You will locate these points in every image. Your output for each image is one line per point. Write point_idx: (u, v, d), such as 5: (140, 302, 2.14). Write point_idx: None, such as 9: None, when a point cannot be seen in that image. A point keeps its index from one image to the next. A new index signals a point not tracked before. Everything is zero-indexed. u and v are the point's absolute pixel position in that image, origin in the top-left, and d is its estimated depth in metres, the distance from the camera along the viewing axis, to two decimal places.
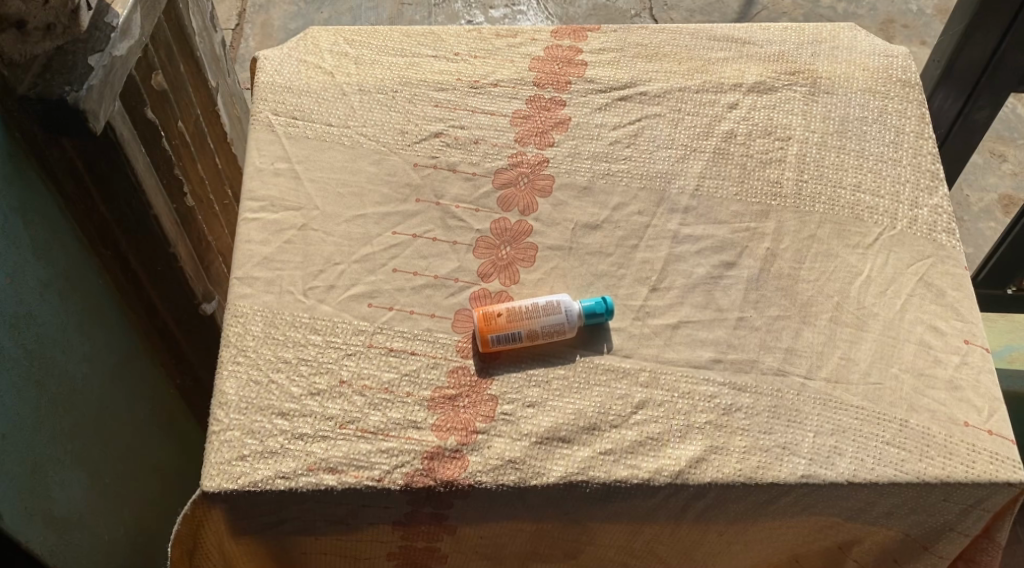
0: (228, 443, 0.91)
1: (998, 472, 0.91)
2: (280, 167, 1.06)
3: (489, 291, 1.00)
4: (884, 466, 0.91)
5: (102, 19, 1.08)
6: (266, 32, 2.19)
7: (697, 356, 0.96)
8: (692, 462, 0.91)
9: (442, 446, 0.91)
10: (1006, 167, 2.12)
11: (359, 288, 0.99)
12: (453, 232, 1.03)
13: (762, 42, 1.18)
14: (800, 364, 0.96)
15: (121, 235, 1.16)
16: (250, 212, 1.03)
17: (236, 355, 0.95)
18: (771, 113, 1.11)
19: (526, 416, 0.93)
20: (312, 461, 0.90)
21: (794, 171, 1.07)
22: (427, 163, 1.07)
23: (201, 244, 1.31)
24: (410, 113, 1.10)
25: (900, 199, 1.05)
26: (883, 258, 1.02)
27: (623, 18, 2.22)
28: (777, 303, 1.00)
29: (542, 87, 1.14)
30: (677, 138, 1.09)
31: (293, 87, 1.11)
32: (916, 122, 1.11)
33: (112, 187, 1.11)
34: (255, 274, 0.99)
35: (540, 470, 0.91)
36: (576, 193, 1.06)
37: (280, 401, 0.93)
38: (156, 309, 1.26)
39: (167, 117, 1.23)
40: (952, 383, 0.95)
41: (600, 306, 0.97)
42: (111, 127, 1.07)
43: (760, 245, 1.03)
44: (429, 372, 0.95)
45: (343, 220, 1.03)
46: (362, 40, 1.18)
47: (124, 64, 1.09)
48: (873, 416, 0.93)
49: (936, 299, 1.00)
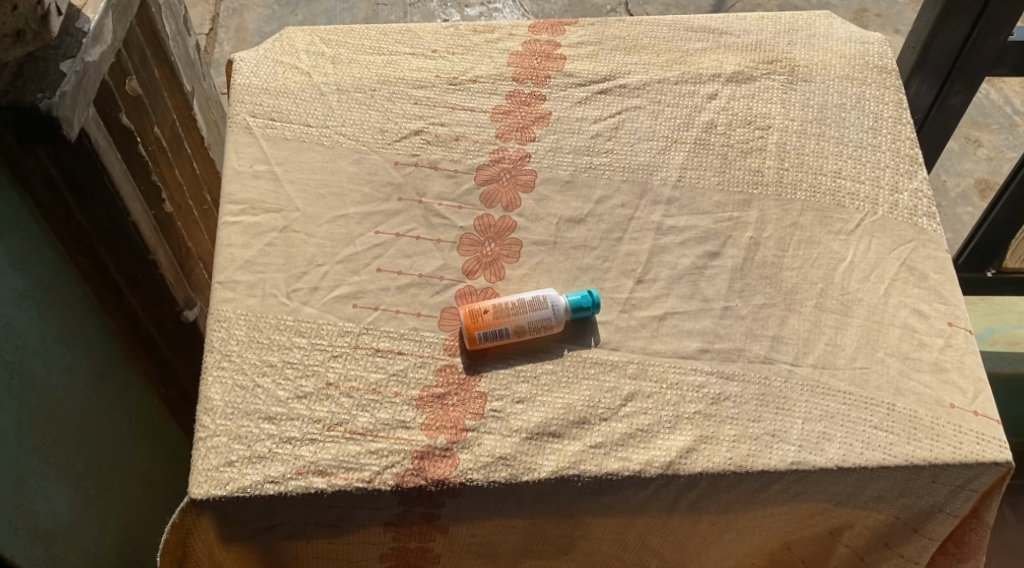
0: (215, 450, 0.90)
1: (985, 452, 0.92)
2: (259, 169, 1.05)
3: (474, 289, 1.00)
4: (873, 449, 0.92)
5: (73, 25, 1.07)
6: (239, 36, 2.17)
7: (684, 346, 0.97)
8: (683, 452, 0.91)
9: (431, 445, 0.91)
10: (982, 152, 2.14)
11: (344, 288, 0.98)
12: (436, 230, 1.03)
13: (739, 32, 1.18)
14: (787, 351, 0.96)
15: (99, 243, 1.15)
16: (230, 215, 1.02)
17: (220, 360, 0.94)
18: (750, 102, 1.11)
19: (516, 412, 0.93)
20: (300, 465, 0.89)
21: (775, 160, 1.07)
22: (408, 162, 1.06)
23: (181, 250, 1.30)
24: (390, 112, 1.09)
25: (881, 183, 1.06)
26: (866, 243, 1.02)
27: (599, 13, 2.20)
28: (762, 291, 1.00)
29: (521, 82, 1.13)
30: (657, 130, 1.09)
31: (269, 88, 1.10)
32: (894, 107, 1.12)
33: (90, 193, 1.10)
34: (237, 278, 0.99)
35: (531, 465, 0.90)
36: (559, 187, 1.06)
37: (267, 404, 0.92)
38: (136, 316, 1.25)
39: (143, 123, 1.23)
40: (937, 365, 0.96)
41: (587, 300, 0.97)
42: (86, 134, 1.06)
43: (744, 234, 1.03)
44: (416, 371, 0.95)
45: (325, 221, 1.02)
46: (338, 39, 1.17)
47: (97, 69, 1.08)
48: (861, 401, 0.94)
49: (919, 282, 1.01)
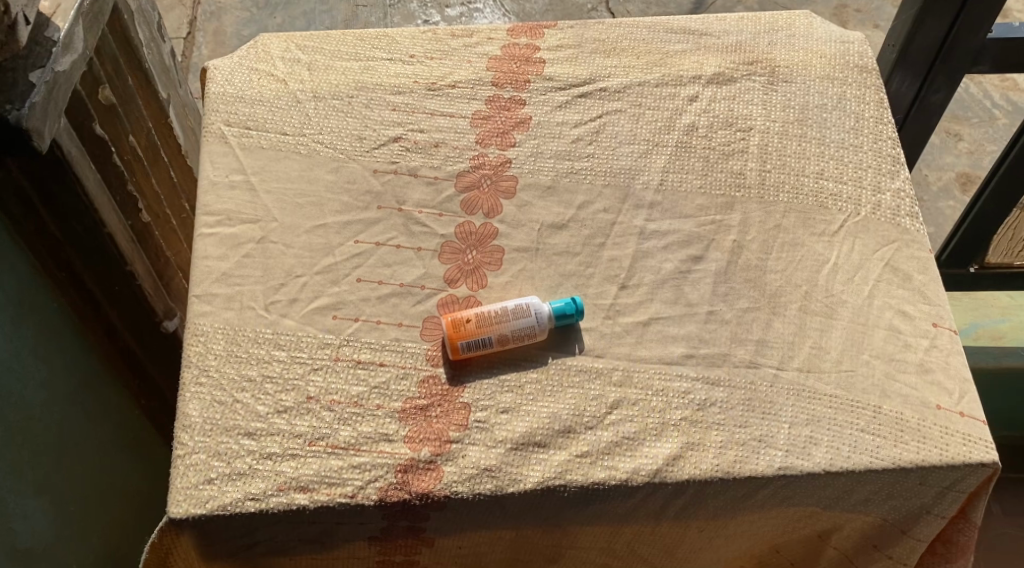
0: (194, 467, 0.88)
1: (972, 453, 0.91)
2: (236, 179, 1.03)
3: (456, 297, 0.98)
4: (860, 453, 0.91)
5: (42, 34, 1.05)
6: (218, 40, 2.15)
7: (669, 352, 0.96)
8: (669, 460, 0.91)
9: (415, 459, 0.90)
10: (963, 145, 2.14)
11: (323, 299, 0.97)
12: (417, 238, 1.01)
13: (719, 33, 1.17)
14: (773, 355, 0.96)
15: (74, 255, 1.14)
16: (206, 226, 1.01)
17: (198, 376, 0.92)
18: (731, 104, 1.11)
19: (500, 422, 0.92)
20: (281, 481, 0.88)
21: (756, 162, 1.06)
22: (387, 169, 1.05)
23: (160, 259, 1.29)
24: (368, 119, 1.08)
25: (863, 184, 1.05)
26: (849, 244, 1.02)
27: (580, 13, 2.19)
28: (746, 294, 0.99)
29: (500, 86, 1.12)
30: (638, 133, 1.08)
31: (244, 96, 1.09)
32: (875, 107, 1.11)
33: (64, 205, 1.09)
34: (214, 291, 0.97)
35: (516, 477, 0.89)
36: (540, 193, 1.04)
37: (246, 420, 0.90)
38: (114, 327, 1.23)
39: (118, 132, 1.21)
40: (922, 367, 0.96)
41: (570, 307, 0.96)
42: (57, 144, 1.04)
43: (727, 237, 1.02)
44: (398, 383, 0.93)
45: (303, 231, 1.01)
46: (314, 45, 1.15)
47: (68, 79, 1.06)
48: (847, 404, 0.93)
49: (903, 283, 1.00)
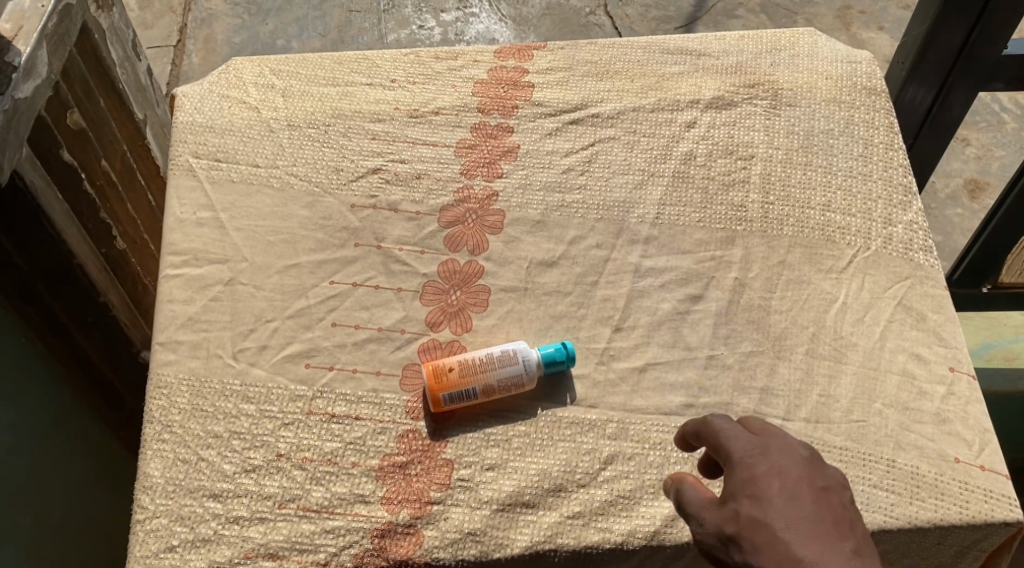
0: (155, 533, 0.83)
1: (994, 511, 0.85)
2: (204, 216, 0.97)
3: (439, 342, 0.92)
4: (873, 512, 0.85)
5: (3, 58, 0.98)
6: (208, 47, 2.08)
7: (667, 401, 0.89)
8: (669, 520, 0.84)
9: (393, 522, 0.84)
10: (971, 151, 2.07)
11: (296, 346, 0.91)
12: (397, 278, 0.95)
13: (718, 52, 1.10)
14: (777, 405, 0.89)
15: (42, 287, 1.08)
16: (171, 267, 0.94)
17: (161, 432, 0.86)
18: (731, 130, 1.04)
19: (486, 480, 0.85)
20: (248, 547, 0.83)
21: (759, 193, 1.00)
22: (365, 204, 0.98)
23: (138, 286, 1.23)
24: (345, 149, 1.01)
25: (873, 216, 0.99)
26: (858, 282, 0.95)
27: (578, 18, 2.12)
28: (749, 337, 0.93)
29: (486, 112, 1.05)
30: (633, 163, 1.02)
31: (214, 125, 1.02)
32: (885, 132, 1.04)
33: (31, 239, 1.04)
34: (179, 338, 0.91)
35: (503, 541, 0.83)
36: (529, 228, 0.98)
37: (211, 481, 0.85)
38: (88, 360, 1.17)
39: (91, 157, 1.14)
40: (939, 416, 0.89)
41: (560, 353, 0.89)
42: (18, 176, 0.99)
43: (728, 275, 0.96)
44: (376, 438, 0.87)
45: (275, 272, 0.94)
46: (289, 69, 1.08)
47: (31, 106, 1.00)
48: (858, 458, 0.87)
49: (916, 323, 0.94)
